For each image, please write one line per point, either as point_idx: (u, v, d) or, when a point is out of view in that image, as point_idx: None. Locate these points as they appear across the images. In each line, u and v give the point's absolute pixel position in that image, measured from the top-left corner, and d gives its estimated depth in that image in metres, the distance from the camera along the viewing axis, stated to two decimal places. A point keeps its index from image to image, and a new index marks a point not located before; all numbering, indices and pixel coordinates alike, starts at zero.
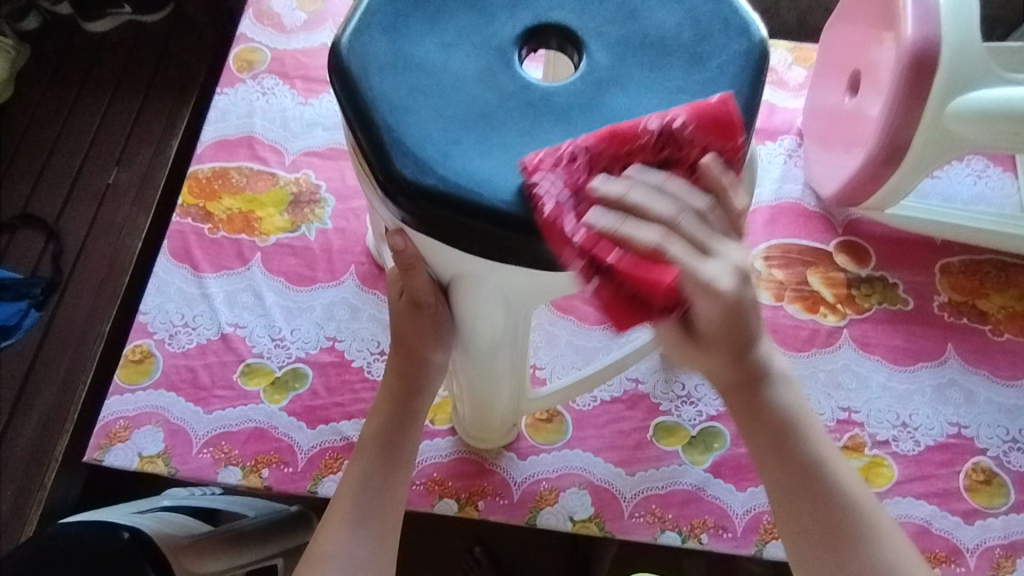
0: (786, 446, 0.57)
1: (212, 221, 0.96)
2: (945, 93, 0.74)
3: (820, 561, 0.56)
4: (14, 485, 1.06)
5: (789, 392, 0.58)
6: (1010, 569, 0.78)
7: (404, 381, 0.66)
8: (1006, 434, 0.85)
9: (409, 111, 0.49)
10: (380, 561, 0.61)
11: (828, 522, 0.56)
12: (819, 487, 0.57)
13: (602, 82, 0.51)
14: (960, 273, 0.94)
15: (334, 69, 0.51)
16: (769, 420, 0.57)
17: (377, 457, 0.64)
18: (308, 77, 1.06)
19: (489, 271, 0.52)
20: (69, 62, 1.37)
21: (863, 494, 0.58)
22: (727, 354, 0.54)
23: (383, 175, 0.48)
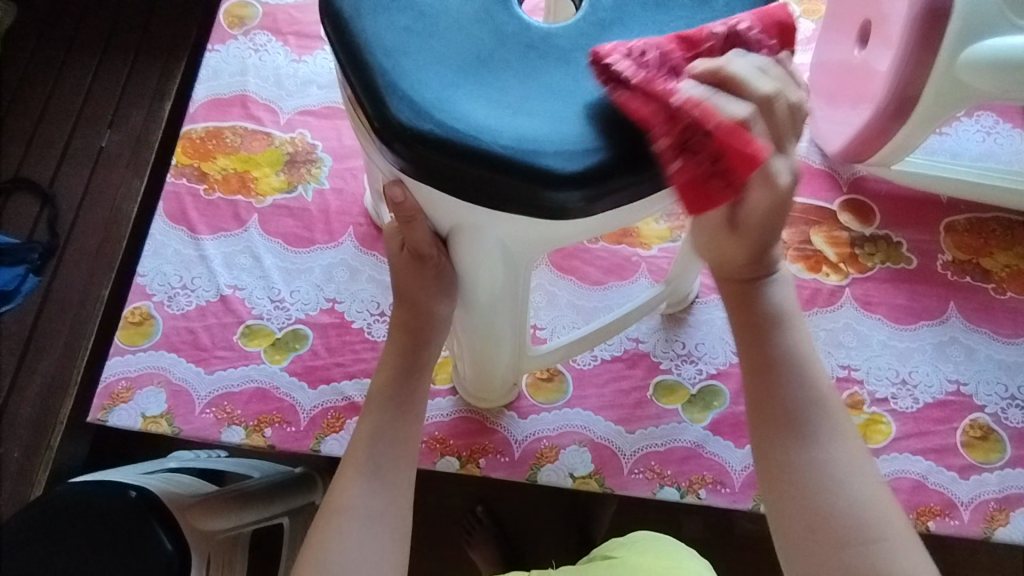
0: (770, 342, 0.58)
1: (207, 181, 0.94)
2: (958, 43, 0.72)
3: (776, 451, 0.56)
4: (20, 447, 1.07)
5: (785, 295, 0.59)
6: (1004, 522, 0.80)
7: (409, 335, 0.66)
8: (1004, 392, 0.85)
9: (405, 55, 0.47)
10: (396, 514, 0.61)
11: (785, 410, 0.57)
12: (787, 376, 0.57)
13: (604, 24, 0.49)
14: (965, 231, 0.93)
15: (326, 12, 0.49)
16: (761, 313, 0.58)
17: (389, 412, 0.64)
18: (301, 33, 1.03)
19: (487, 221, 0.51)
20: (56, 20, 1.33)
21: (833, 399, 0.58)
22: (751, 247, 0.56)
23: (378, 120, 0.46)
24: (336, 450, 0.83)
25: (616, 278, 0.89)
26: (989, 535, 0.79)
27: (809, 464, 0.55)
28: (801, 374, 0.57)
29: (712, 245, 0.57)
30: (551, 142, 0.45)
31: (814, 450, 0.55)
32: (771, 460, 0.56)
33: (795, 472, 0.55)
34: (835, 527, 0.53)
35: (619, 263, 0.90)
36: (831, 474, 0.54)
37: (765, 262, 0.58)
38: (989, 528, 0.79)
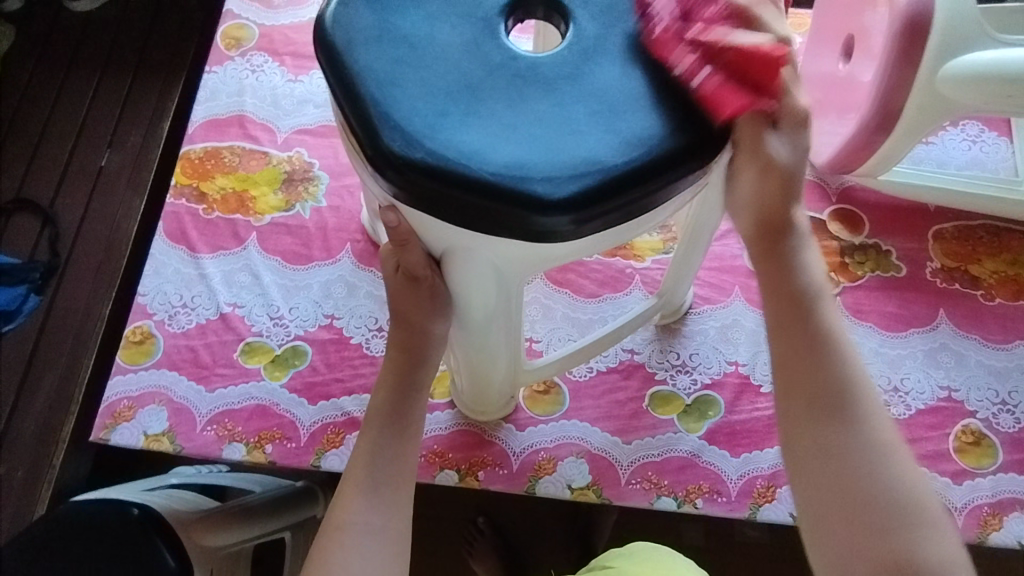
0: (812, 338, 0.62)
1: (206, 201, 0.96)
2: (938, 57, 0.74)
3: (817, 432, 0.60)
4: (24, 466, 1.08)
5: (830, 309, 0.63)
6: (997, 526, 0.81)
7: (406, 354, 0.66)
8: (995, 397, 0.86)
9: (396, 86, 0.49)
10: (396, 528, 0.62)
11: (825, 393, 0.60)
12: (824, 350, 0.61)
13: (589, 52, 0.51)
14: (953, 239, 0.94)
15: (321, 46, 0.51)
16: (805, 318, 0.62)
17: (385, 428, 0.65)
18: (297, 53, 1.04)
19: (478, 244, 0.52)
20: (55, 42, 1.35)
21: (873, 391, 0.61)
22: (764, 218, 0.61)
23: (371, 150, 0.48)
24: (337, 465, 0.84)
25: (610, 290, 0.90)
26: (982, 539, 0.80)
27: (845, 448, 0.59)
28: (829, 351, 0.61)
29: (740, 196, 0.61)
30: (541, 169, 0.47)
31: (849, 436, 0.59)
32: (803, 434, 0.60)
33: (822, 457, 0.59)
34: (858, 506, 0.57)
35: (613, 275, 0.91)
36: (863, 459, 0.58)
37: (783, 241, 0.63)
38: (983, 533, 0.80)
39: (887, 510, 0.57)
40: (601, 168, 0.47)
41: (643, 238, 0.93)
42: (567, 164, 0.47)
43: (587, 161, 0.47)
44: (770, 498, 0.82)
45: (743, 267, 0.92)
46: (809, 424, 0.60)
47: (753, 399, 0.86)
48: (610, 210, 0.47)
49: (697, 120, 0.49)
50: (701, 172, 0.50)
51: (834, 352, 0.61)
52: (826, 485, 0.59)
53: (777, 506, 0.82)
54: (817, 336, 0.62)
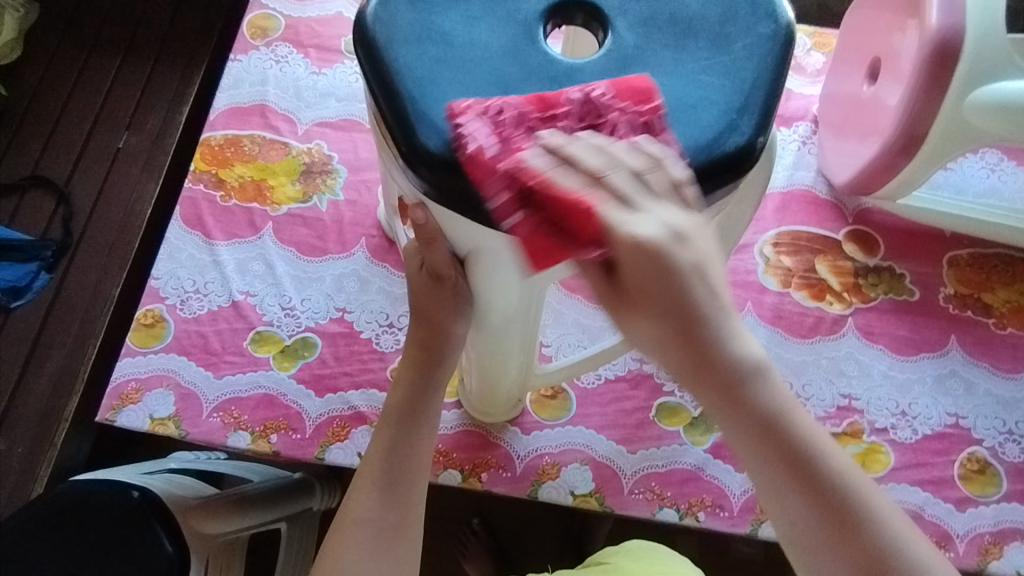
0: (776, 447, 0.48)
1: (224, 188, 0.96)
2: (965, 84, 0.74)
3: (760, 458, 0.49)
4: (25, 442, 1.08)
5: (775, 386, 0.47)
6: (998, 555, 0.80)
7: (425, 352, 0.66)
8: (1002, 426, 0.86)
9: (434, 84, 0.49)
10: (408, 524, 0.63)
11: (822, 504, 0.48)
12: (801, 471, 0.48)
13: (628, 61, 0.51)
14: (967, 266, 0.94)
15: (360, 41, 0.51)
16: (747, 424, 0.47)
17: (400, 425, 0.65)
18: (322, 46, 1.05)
19: (506, 246, 0.53)
20: (80, 22, 1.36)
21: (848, 459, 0.50)
22: (663, 308, 0.44)
23: (407, 149, 0.48)
24: (341, 459, 0.84)
25: None
26: (982, 567, 0.80)
27: (867, 560, 0.48)
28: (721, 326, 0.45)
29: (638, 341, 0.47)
30: None
31: (866, 541, 0.48)
32: (769, 496, 0.50)
33: (781, 429, 0.48)
34: (809, 476, 0.48)
35: None
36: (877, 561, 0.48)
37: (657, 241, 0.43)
38: (983, 560, 0.80)
39: (839, 509, 0.48)
40: None
41: None
42: None
43: None
44: None
45: (756, 283, 0.92)
46: (744, 406, 0.47)
47: None
48: None
49: (732, 134, 0.49)
50: (729, 188, 0.51)
51: (758, 413, 0.47)
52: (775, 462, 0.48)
53: None
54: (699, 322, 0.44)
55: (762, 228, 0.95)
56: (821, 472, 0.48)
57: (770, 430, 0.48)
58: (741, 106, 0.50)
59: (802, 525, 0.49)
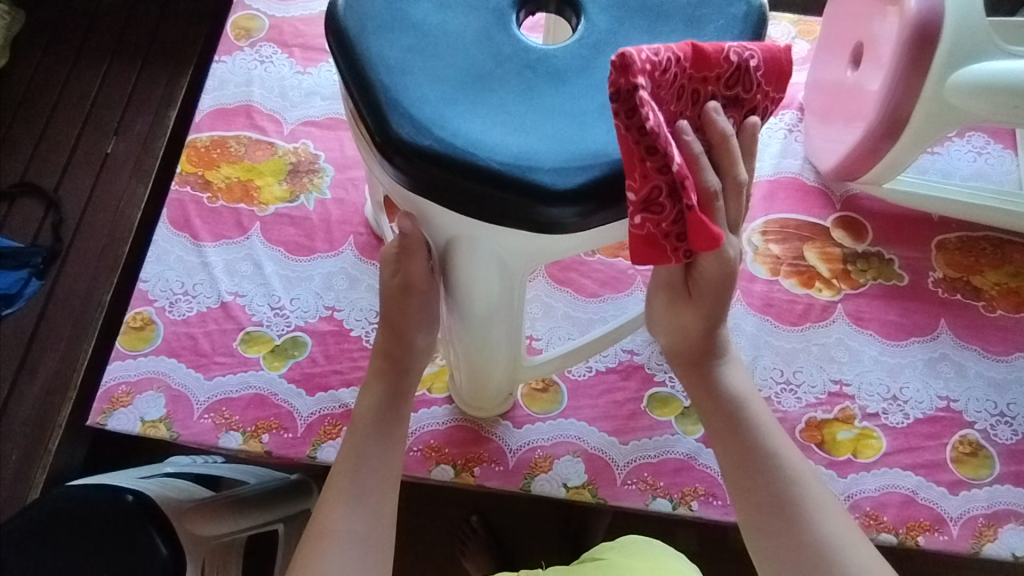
0: (741, 425, 0.62)
1: (211, 189, 0.96)
2: (946, 65, 0.74)
3: (739, 474, 0.61)
4: (19, 449, 1.08)
5: (743, 379, 0.65)
6: (993, 538, 0.80)
7: (392, 363, 0.69)
8: (994, 408, 0.86)
9: (405, 73, 0.49)
10: (377, 538, 0.61)
11: (763, 494, 0.60)
12: (760, 456, 0.61)
13: (601, 45, 0.51)
14: (956, 249, 0.94)
15: (332, 31, 0.51)
16: (721, 401, 0.64)
17: (369, 435, 0.65)
18: (306, 45, 1.05)
19: (482, 233, 0.53)
20: (65, 29, 1.36)
21: (805, 467, 0.61)
22: (699, 319, 0.62)
23: (379, 136, 0.48)
24: (333, 457, 0.84)
25: (612, 290, 0.90)
26: (977, 550, 0.80)
27: (802, 546, 0.57)
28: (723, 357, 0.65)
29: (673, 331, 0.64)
30: (549, 159, 0.47)
31: (805, 533, 0.57)
32: (747, 516, 0.60)
33: (752, 452, 0.61)
34: (779, 500, 0.59)
35: (615, 276, 0.91)
36: (813, 549, 0.57)
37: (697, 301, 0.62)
38: (978, 543, 0.80)
39: (803, 536, 0.57)
40: (608, 158, 0.47)
41: None
42: (574, 155, 0.47)
43: (593, 153, 0.47)
44: None
45: (745, 271, 0.92)
46: (727, 425, 0.63)
47: None
48: (614, 202, 0.48)
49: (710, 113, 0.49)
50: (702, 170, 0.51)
51: (738, 433, 0.62)
52: (751, 481, 0.60)
53: None
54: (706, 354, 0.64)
55: (750, 217, 0.95)
56: (790, 501, 0.59)
57: (745, 452, 0.61)
58: None
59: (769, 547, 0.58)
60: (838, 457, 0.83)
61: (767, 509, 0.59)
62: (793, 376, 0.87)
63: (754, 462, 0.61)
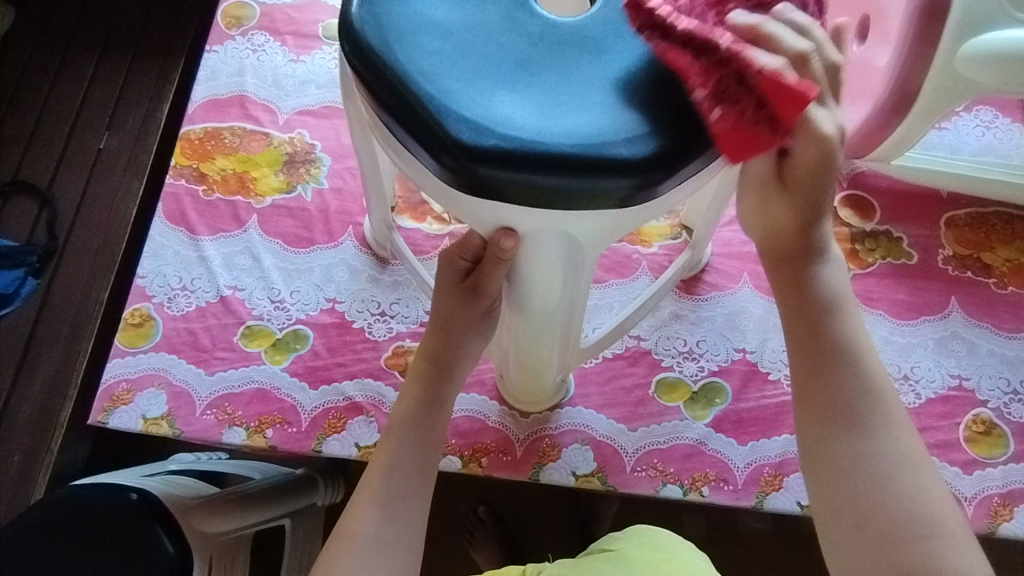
0: (822, 332, 0.58)
1: (207, 182, 0.94)
2: (958, 35, 0.72)
3: (804, 372, 0.59)
4: (21, 450, 1.07)
5: (838, 278, 0.60)
6: (1008, 517, 0.79)
7: (434, 366, 0.68)
8: (1007, 386, 0.85)
9: (443, 76, 0.50)
10: (408, 543, 0.62)
11: (833, 397, 0.57)
12: (840, 362, 0.58)
13: (626, 8, 0.53)
14: (966, 226, 0.93)
15: (355, 52, 0.51)
16: (811, 297, 0.59)
17: (406, 439, 0.65)
18: (299, 32, 1.02)
19: (553, 224, 0.53)
20: (54, 23, 1.33)
21: (885, 383, 0.58)
22: (799, 208, 0.56)
23: (440, 144, 0.48)
24: (338, 451, 0.83)
25: (617, 275, 0.89)
26: (992, 530, 0.79)
27: (861, 458, 0.55)
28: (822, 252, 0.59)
29: (760, 221, 0.60)
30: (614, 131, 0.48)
31: (866, 446, 0.56)
32: (807, 419, 0.58)
33: (829, 350, 0.58)
34: (846, 414, 0.57)
35: (620, 260, 0.90)
36: (876, 464, 0.55)
37: (799, 220, 0.57)
38: (993, 523, 0.79)
39: (863, 455, 0.56)
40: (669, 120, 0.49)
41: (650, 223, 0.91)
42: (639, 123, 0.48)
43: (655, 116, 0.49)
44: (777, 487, 0.81)
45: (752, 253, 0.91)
46: (801, 322, 0.59)
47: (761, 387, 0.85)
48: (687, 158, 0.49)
49: None
50: None
51: (820, 336, 0.58)
52: (826, 380, 0.58)
53: (785, 495, 0.81)
54: (808, 249, 0.59)
55: None
56: (859, 414, 0.56)
57: (819, 358, 0.58)
58: None
59: (827, 456, 0.57)
60: None
61: (835, 418, 0.57)
62: None
63: (828, 363, 0.58)
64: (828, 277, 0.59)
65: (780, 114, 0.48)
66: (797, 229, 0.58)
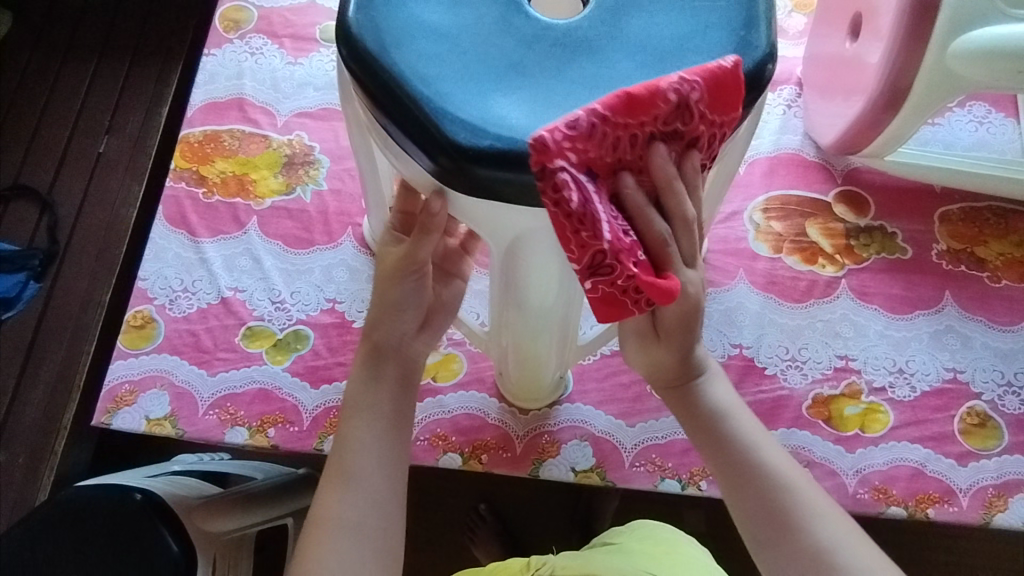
0: (747, 475, 0.58)
1: (207, 185, 0.95)
2: (948, 32, 0.73)
3: (753, 522, 0.57)
4: (25, 452, 1.08)
5: (729, 400, 0.61)
6: (1003, 508, 0.80)
7: (374, 346, 0.66)
8: (1001, 378, 0.86)
9: (440, 79, 0.50)
10: (382, 521, 0.59)
11: (763, 505, 0.57)
12: (772, 506, 0.57)
13: (619, 8, 0.54)
14: (959, 220, 0.94)
15: (353, 55, 0.52)
16: (705, 417, 0.60)
17: (363, 418, 0.63)
18: (297, 35, 1.03)
19: (546, 221, 0.54)
20: (53, 28, 1.34)
21: (821, 499, 0.57)
22: (676, 352, 0.59)
23: (437, 145, 0.49)
24: None
25: None
26: (987, 521, 0.80)
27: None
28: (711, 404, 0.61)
29: (672, 395, 0.61)
30: None
31: (833, 567, 0.54)
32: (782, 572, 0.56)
33: (761, 500, 0.57)
34: (808, 547, 0.55)
35: None
36: None
37: (692, 365, 0.60)
38: (988, 514, 0.80)
39: None
40: None
41: None
42: None
43: None
44: None
45: (747, 249, 0.91)
46: (728, 471, 0.59)
47: (758, 381, 0.86)
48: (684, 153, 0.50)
49: (749, 49, 0.52)
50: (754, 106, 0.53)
51: (749, 483, 0.58)
52: (770, 524, 0.57)
53: None
54: (711, 407, 0.60)
55: (751, 195, 0.94)
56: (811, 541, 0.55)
57: (758, 502, 0.57)
58: (744, 22, 0.53)
59: None
60: (845, 433, 0.83)
61: (795, 561, 0.55)
62: (799, 353, 0.87)
63: (769, 506, 0.57)
64: (730, 418, 0.60)
65: (643, 294, 0.46)
66: (681, 368, 0.60)
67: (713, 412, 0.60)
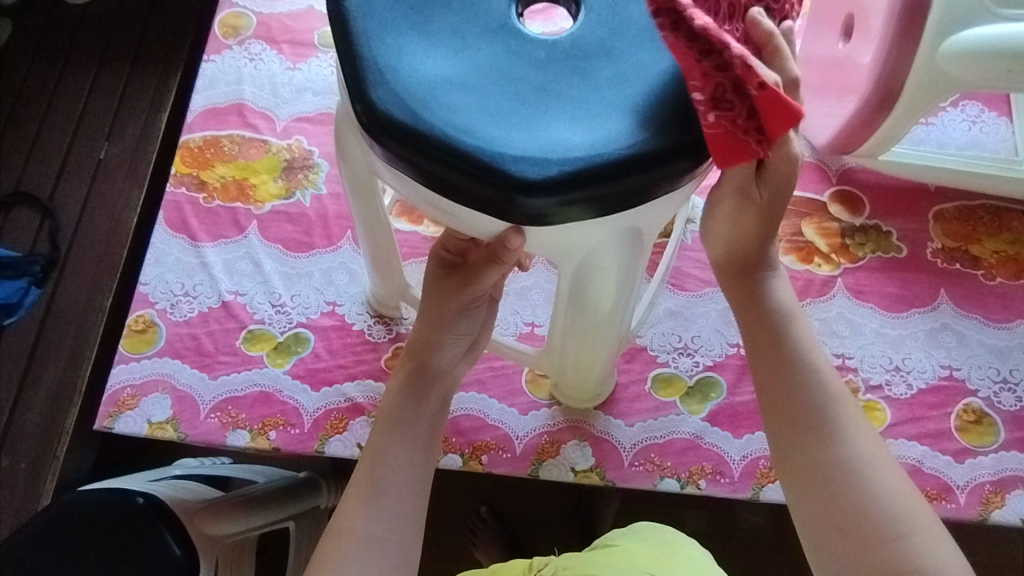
0: (793, 381, 0.61)
1: (207, 189, 0.96)
2: (938, 32, 0.74)
3: (785, 432, 0.61)
4: (28, 457, 1.08)
5: (789, 298, 0.64)
6: (999, 504, 0.81)
7: (414, 360, 0.67)
8: (997, 375, 0.86)
9: (481, 125, 0.50)
10: (401, 536, 0.60)
11: (803, 410, 0.60)
12: (811, 426, 0.60)
13: (614, 8, 0.55)
14: (954, 219, 0.94)
15: (384, 133, 0.50)
16: (766, 313, 0.63)
17: (395, 433, 0.64)
18: (295, 41, 1.04)
19: (618, 231, 0.55)
20: (53, 36, 1.35)
21: (862, 433, 0.60)
22: (757, 226, 0.60)
23: (508, 189, 0.49)
24: (341, 451, 0.85)
25: None
26: (985, 517, 0.81)
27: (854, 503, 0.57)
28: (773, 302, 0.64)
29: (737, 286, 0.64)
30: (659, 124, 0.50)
31: (861, 486, 0.58)
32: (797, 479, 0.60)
33: (801, 410, 0.60)
34: (827, 467, 0.59)
35: None
36: (872, 512, 0.57)
37: (752, 271, 0.64)
38: (985, 510, 0.81)
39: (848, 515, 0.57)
40: None
41: None
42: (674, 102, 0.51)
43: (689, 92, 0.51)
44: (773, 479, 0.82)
45: None
46: (774, 373, 0.62)
47: None
48: None
49: None
50: None
51: (797, 388, 0.61)
52: (802, 440, 0.60)
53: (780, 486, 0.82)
54: (773, 319, 0.63)
55: None
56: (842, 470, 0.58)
57: (795, 411, 0.61)
58: None
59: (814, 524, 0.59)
60: None
61: (811, 480, 0.59)
62: None
63: (807, 418, 0.60)
64: (797, 329, 0.63)
65: (768, 126, 0.48)
66: (756, 249, 0.63)
67: (777, 313, 0.63)
